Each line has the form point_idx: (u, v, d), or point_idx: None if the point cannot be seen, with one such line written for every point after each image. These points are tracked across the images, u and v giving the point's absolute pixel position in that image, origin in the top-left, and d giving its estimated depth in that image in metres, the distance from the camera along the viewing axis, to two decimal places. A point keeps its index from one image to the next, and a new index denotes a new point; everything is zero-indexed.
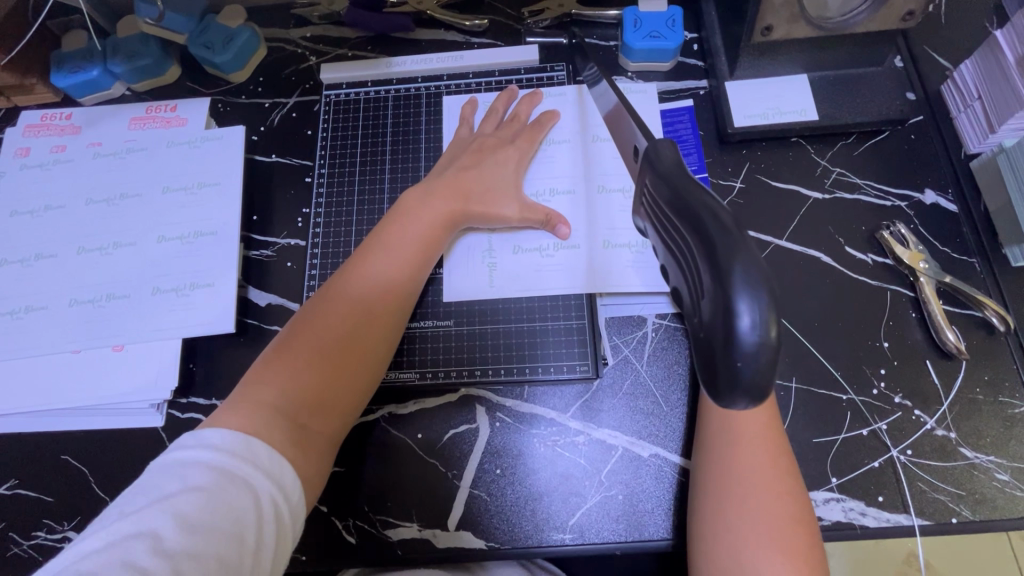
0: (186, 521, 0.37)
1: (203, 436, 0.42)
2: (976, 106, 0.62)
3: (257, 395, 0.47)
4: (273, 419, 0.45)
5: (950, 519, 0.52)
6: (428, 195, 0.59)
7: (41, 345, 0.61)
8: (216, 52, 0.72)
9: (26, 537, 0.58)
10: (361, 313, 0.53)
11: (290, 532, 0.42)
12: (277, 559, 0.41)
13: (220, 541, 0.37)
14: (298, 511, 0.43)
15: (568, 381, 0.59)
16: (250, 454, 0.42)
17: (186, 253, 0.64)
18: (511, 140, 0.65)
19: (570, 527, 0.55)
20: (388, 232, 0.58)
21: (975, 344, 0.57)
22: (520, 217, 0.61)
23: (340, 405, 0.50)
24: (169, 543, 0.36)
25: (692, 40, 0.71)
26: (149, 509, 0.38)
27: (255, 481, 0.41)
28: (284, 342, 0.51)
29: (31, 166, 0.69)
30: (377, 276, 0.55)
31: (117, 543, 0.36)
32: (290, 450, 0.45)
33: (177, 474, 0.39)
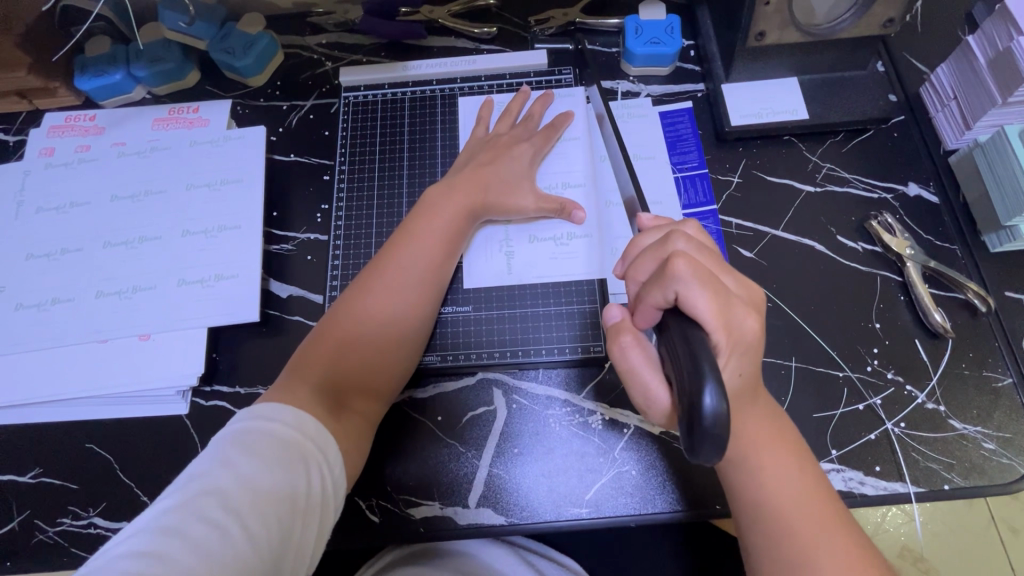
0: (250, 483, 0.42)
1: (257, 412, 0.46)
2: (952, 106, 0.68)
3: (303, 377, 0.51)
4: (317, 400, 0.50)
5: (942, 485, 0.56)
6: (450, 189, 0.63)
7: (68, 335, 0.63)
8: (236, 57, 0.75)
9: (52, 524, 0.59)
10: (395, 302, 0.57)
11: (334, 507, 0.46)
12: (325, 523, 0.45)
13: (279, 500, 0.42)
14: (339, 479, 0.48)
15: (583, 362, 0.62)
16: (300, 423, 0.46)
17: (210, 247, 0.66)
18: (523, 139, 0.68)
19: (587, 502, 0.57)
20: (416, 224, 0.60)
21: (960, 323, 0.61)
22: (534, 207, 0.64)
23: (375, 388, 0.55)
24: (237, 499, 0.41)
25: (688, 47, 0.76)
26: (216, 469, 0.42)
27: (307, 450, 0.46)
28: (324, 328, 0.55)
29: (56, 166, 0.71)
30: (409, 267, 0.58)
31: (189, 499, 0.40)
32: (333, 424, 0.49)
33: (238, 442, 0.44)
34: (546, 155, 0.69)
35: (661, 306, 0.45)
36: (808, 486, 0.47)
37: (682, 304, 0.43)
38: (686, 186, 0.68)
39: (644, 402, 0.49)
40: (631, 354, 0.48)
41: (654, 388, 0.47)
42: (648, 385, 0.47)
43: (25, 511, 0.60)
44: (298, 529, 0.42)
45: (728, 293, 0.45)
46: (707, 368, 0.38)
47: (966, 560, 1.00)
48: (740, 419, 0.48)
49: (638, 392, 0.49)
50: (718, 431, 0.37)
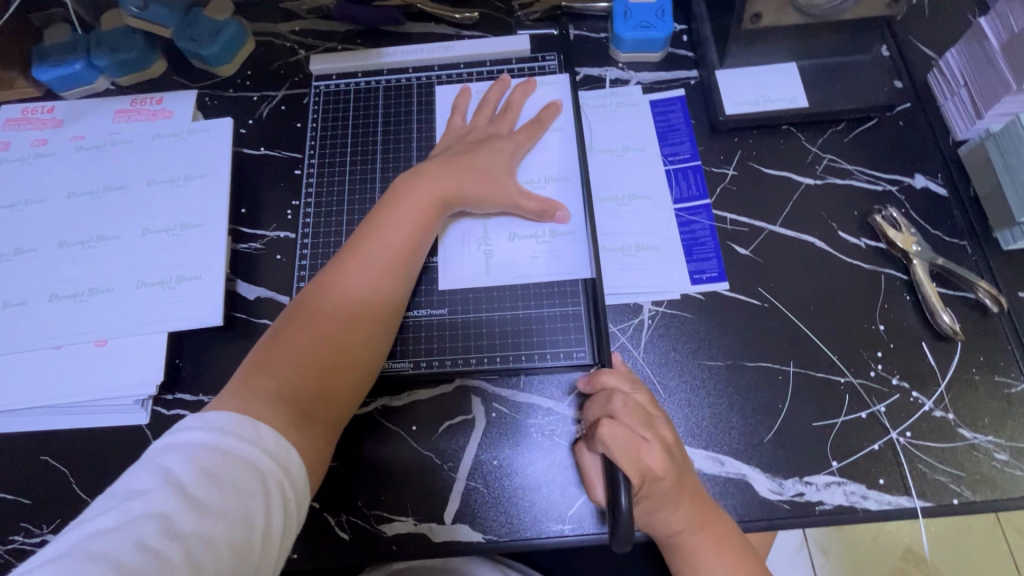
0: (198, 503, 0.38)
1: (208, 420, 0.42)
2: (962, 94, 0.63)
3: (256, 383, 0.47)
4: (274, 404, 0.45)
5: (951, 500, 0.52)
6: (420, 177, 0.59)
7: (19, 341, 0.59)
8: (202, 45, 0.71)
9: (2, 542, 0.56)
10: (358, 300, 0.53)
11: (297, 522, 0.42)
12: (286, 544, 0.41)
13: (231, 526, 0.38)
14: (304, 494, 0.43)
15: (565, 368, 0.58)
16: (256, 437, 0.42)
17: (172, 246, 0.63)
18: (505, 131, 0.65)
19: (570, 518, 0.54)
20: (384, 216, 0.57)
21: (970, 325, 0.57)
22: (513, 202, 0.60)
23: (341, 390, 0.50)
24: (182, 525, 0.37)
25: (681, 31, 0.71)
26: (161, 488, 0.38)
27: (265, 467, 0.41)
28: (283, 327, 0.51)
29: (11, 161, 0.67)
30: (373, 263, 0.54)
31: (128, 522, 0.36)
32: (293, 433, 0.45)
33: (188, 456, 0.39)
34: (529, 148, 0.65)
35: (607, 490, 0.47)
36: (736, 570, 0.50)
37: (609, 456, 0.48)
38: (677, 179, 0.64)
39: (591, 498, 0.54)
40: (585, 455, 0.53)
41: (596, 486, 0.52)
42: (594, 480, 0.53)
43: None
44: (253, 551, 0.38)
45: (653, 433, 0.49)
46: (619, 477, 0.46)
47: (974, 566, 0.96)
48: (663, 522, 0.50)
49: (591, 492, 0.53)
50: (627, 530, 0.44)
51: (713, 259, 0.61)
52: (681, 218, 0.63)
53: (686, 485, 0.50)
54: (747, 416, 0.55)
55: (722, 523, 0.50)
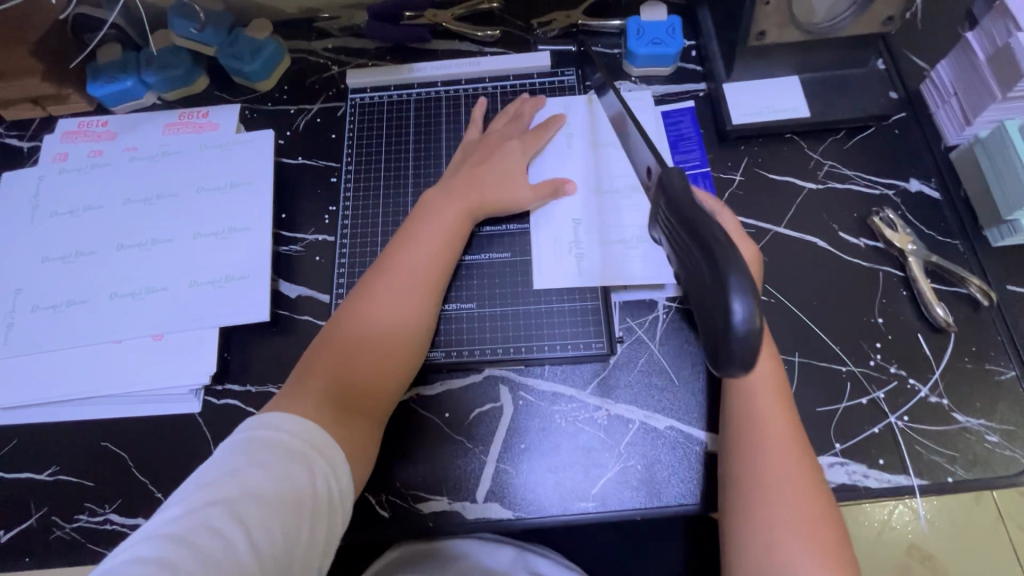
0: (254, 492, 0.43)
1: (263, 419, 0.48)
2: (953, 102, 0.68)
3: (303, 386, 0.52)
4: (322, 408, 0.51)
5: (946, 478, 0.56)
6: (453, 190, 0.64)
7: (83, 336, 0.64)
8: (245, 62, 0.76)
9: (69, 521, 0.61)
10: (390, 308, 0.57)
11: (339, 508, 0.48)
12: (331, 528, 0.47)
13: (283, 513, 0.44)
14: (346, 485, 0.49)
15: (586, 358, 0.63)
16: (305, 434, 0.48)
17: (220, 248, 0.68)
18: (518, 136, 0.70)
19: (593, 496, 0.58)
20: (413, 231, 0.62)
21: (962, 317, 0.62)
22: (533, 199, 0.66)
23: (382, 395, 0.56)
24: (244, 509, 0.43)
25: (690, 46, 0.76)
26: (225, 480, 0.44)
27: (312, 460, 0.47)
28: (324, 340, 0.56)
29: (70, 170, 0.72)
30: (407, 273, 0.59)
31: (195, 508, 0.42)
32: (338, 430, 0.51)
33: (246, 452, 0.45)
34: (539, 152, 0.70)
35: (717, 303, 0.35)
36: (811, 493, 0.48)
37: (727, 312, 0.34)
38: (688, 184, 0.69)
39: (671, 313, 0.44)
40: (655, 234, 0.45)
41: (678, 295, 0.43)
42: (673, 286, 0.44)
43: (42, 507, 0.61)
44: (304, 535, 0.44)
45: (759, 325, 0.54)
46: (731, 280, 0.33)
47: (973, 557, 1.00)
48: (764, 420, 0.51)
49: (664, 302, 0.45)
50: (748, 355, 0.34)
51: None
52: None
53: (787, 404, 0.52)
54: None
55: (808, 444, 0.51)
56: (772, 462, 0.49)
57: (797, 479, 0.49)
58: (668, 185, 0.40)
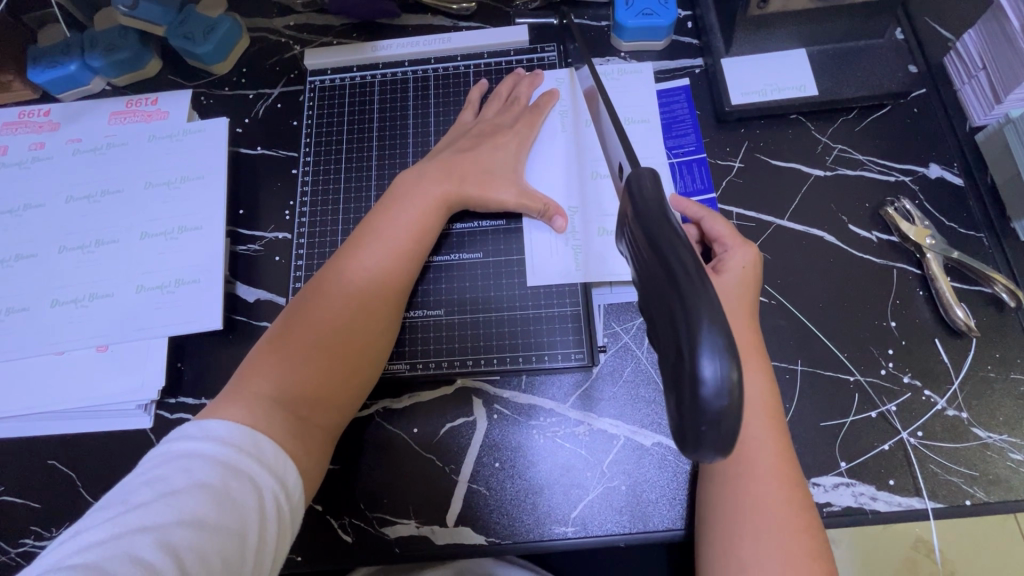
0: (192, 517, 0.37)
1: (208, 428, 0.42)
2: (981, 77, 0.61)
3: (252, 387, 0.47)
4: (271, 410, 0.45)
5: (963, 501, 0.51)
6: (425, 178, 0.58)
7: (22, 347, 0.59)
8: (196, 42, 0.69)
9: (14, 545, 0.57)
10: (355, 306, 0.52)
11: (289, 529, 0.42)
12: (278, 554, 0.41)
13: (224, 540, 0.37)
14: (299, 505, 0.43)
15: (565, 369, 0.57)
16: (254, 448, 0.42)
17: (171, 250, 0.62)
18: (511, 122, 0.63)
19: (573, 520, 0.53)
20: (381, 219, 0.56)
21: (985, 320, 0.56)
22: (522, 193, 0.60)
23: (339, 401, 0.50)
24: (177, 536, 0.36)
25: (685, 17, 0.69)
26: (156, 502, 0.37)
27: (260, 477, 0.41)
28: (278, 335, 0.50)
29: (10, 165, 0.67)
30: (373, 266, 0.54)
31: (122, 536, 0.36)
32: (291, 441, 0.45)
33: (183, 467, 0.39)
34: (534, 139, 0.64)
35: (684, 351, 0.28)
36: (795, 528, 0.43)
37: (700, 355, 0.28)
38: (681, 173, 0.63)
39: None
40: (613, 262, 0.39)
41: None
42: None
43: None
44: (248, 565, 0.38)
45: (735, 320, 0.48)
46: (703, 324, 0.27)
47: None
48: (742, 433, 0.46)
49: None
50: (715, 418, 0.27)
51: None
52: None
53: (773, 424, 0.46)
54: None
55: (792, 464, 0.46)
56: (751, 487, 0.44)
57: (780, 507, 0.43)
58: (637, 187, 0.33)
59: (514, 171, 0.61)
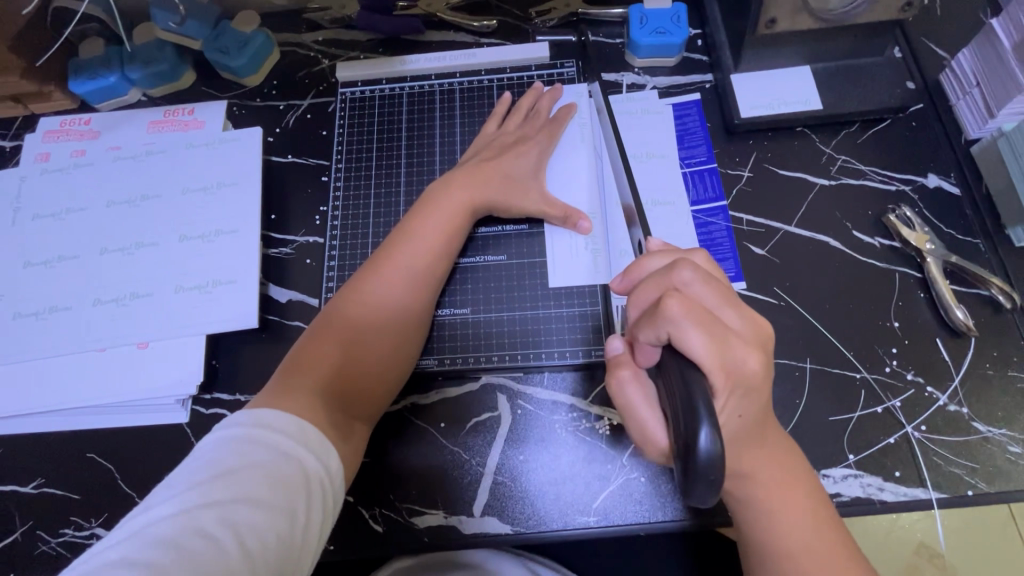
0: (248, 495, 0.40)
1: (255, 414, 0.44)
2: (975, 93, 0.64)
3: (295, 380, 0.49)
4: (314, 401, 0.48)
5: (965, 491, 0.54)
6: (451, 185, 0.61)
7: (66, 345, 0.62)
8: (232, 56, 0.73)
9: (55, 535, 0.59)
10: (388, 305, 0.55)
11: (332, 510, 0.44)
12: (322, 536, 0.43)
13: (277, 518, 0.40)
14: (340, 489, 0.46)
15: (586, 366, 0.60)
16: (301, 434, 0.44)
17: (207, 251, 0.65)
18: (533, 135, 0.66)
19: (595, 510, 0.56)
20: (412, 223, 0.59)
21: (983, 321, 0.59)
22: (543, 203, 0.63)
23: (373, 396, 0.53)
24: (234, 513, 0.39)
25: (696, 35, 0.73)
26: (214, 480, 0.40)
27: (307, 460, 0.43)
28: (316, 332, 0.53)
29: (52, 171, 0.70)
30: (404, 269, 0.57)
31: (183, 512, 0.38)
32: (331, 429, 0.48)
33: (237, 450, 0.41)
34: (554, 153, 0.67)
35: (657, 341, 0.43)
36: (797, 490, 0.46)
37: (676, 345, 0.41)
38: (694, 182, 0.66)
39: (640, 437, 0.46)
40: (629, 390, 0.46)
41: (652, 427, 0.45)
42: (645, 425, 0.45)
43: (28, 521, 0.60)
44: (299, 542, 0.41)
45: (727, 329, 0.42)
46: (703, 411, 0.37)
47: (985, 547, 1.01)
48: (749, 467, 0.46)
49: (634, 427, 0.46)
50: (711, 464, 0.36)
51: (730, 259, 0.63)
52: (698, 219, 0.64)
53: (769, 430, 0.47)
54: None
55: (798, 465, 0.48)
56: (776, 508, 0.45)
57: (802, 511, 0.46)
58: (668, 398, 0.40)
59: (537, 181, 0.64)
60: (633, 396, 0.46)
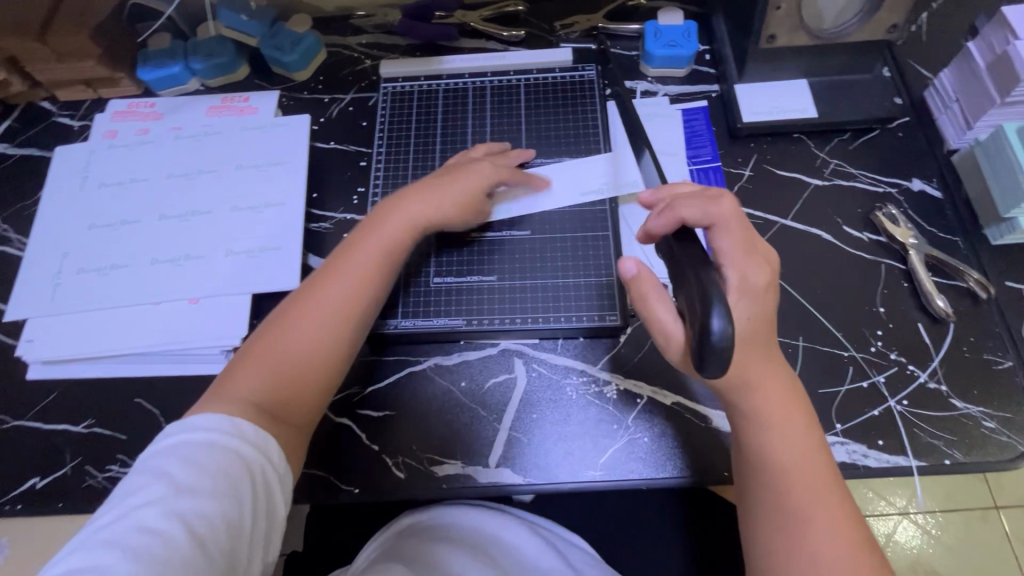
0: (187, 489, 0.45)
1: (184, 425, 0.49)
2: (955, 108, 0.72)
3: (235, 390, 0.53)
4: (233, 407, 0.51)
5: (943, 460, 0.58)
6: (393, 205, 0.64)
7: (123, 298, 0.68)
8: (285, 53, 0.81)
9: (101, 470, 0.64)
10: (337, 316, 0.58)
11: (279, 498, 0.50)
12: (270, 523, 0.49)
13: (226, 507, 0.45)
14: (285, 477, 0.52)
15: (600, 331, 0.65)
16: (232, 431, 0.49)
17: (255, 221, 0.72)
18: (480, 157, 0.70)
19: (601, 465, 0.60)
20: (357, 242, 0.61)
21: (961, 309, 0.64)
22: (460, 219, 0.66)
23: (309, 404, 0.56)
24: (180, 508, 0.44)
25: (704, 51, 0.81)
26: (154, 484, 0.45)
27: (241, 453, 0.49)
28: (252, 346, 0.56)
29: (118, 145, 0.78)
30: (337, 286, 0.58)
31: (133, 511, 0.44)
32: (270, 428, 0.52)
33: (174, 456, 0.47)
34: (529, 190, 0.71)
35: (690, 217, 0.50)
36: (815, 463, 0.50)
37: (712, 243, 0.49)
38: (700, 178, 0.73)
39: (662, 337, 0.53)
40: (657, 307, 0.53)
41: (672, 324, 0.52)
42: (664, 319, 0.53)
43: (77, 457, 0.65)
44: (248, 526, 0.46)
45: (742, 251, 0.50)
46: (716, 298, 0.44)
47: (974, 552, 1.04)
48: (772, 447, 0.50)
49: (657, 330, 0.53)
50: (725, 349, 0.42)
51: None
52: None
53: (793, 418, 0.51)
54: None
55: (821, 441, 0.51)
56: (788, 481, 0.48)
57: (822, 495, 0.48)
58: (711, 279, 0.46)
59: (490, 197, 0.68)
60: (662, 308, 0.53)
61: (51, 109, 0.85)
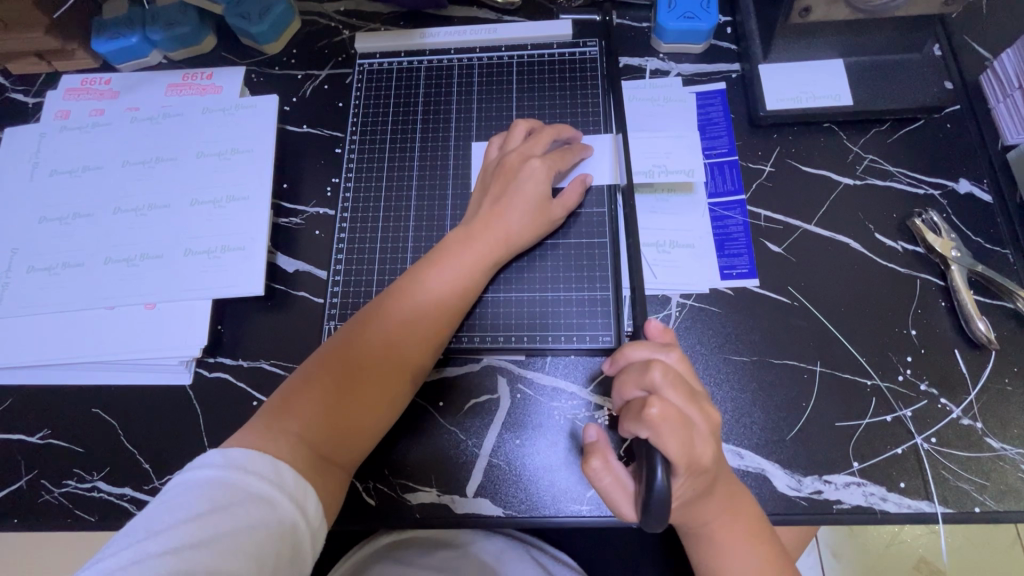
0: (209, 541, 0.38)
1: (230, 456, 0.43)
2: (1016, 96, 0.62)
3: (284, 423, 0.48)
4: (288, 445, 0.46)
5: (972, 508, 0.52)
6: (467, 229, 0.58)
7: (77, 300, 0.63)
8: (253, 22, 0.72)
9: (57, 485, 0.60)
10: (396, 352, 0.53)
11: (308, 558, 0.43)
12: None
13: (246, 567, 0.39)
14: (319, 531, 0.45)
15: (590, 351, 0.59)
16: (274, 476, 0.43)
17: (218, 216, 0.65)
18: (539, 153, 0.60)
19: (588, 499, 0.55)
20: (428, 270, 0.56)
21: (1005, 334, 0.57)
22: (528, 237, 0.59)
23: (362, 442, 0.51)
24: (197, 565, 0.38)
25: (726, 23, 0.70)
26: (177, 529, 0.39)
27: (279, 504, 0.42)
28: (309, 372, 0.52)
29: (71, 128, 0.71)
30: (411, 318, 0.54)
31: (142, 561, 0.37)
32: (311, 474, 0.46)
33: (206, 496, 0.40)
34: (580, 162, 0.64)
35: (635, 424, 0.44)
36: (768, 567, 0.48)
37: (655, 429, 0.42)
38: (713, 173, 0.64)
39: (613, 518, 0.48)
40: (602, 477, 0.47)
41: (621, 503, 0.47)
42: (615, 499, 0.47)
43: (32, 470, 0.61)
44: None
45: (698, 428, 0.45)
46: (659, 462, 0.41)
47: (982, 563, 0.98)
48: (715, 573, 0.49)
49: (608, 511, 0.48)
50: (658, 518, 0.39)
51: (744, 255, 0.61)
52: (715, 212, 0.63)
53: (737, 527, 0.48)
54: (770, 412, 0.56)
55: (783, 566, 0.48)
56: None
57: None
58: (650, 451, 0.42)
59: (557, 202, 0.60)
60: (609, 482, 0.47)
61: (2, 83, 0.77)
